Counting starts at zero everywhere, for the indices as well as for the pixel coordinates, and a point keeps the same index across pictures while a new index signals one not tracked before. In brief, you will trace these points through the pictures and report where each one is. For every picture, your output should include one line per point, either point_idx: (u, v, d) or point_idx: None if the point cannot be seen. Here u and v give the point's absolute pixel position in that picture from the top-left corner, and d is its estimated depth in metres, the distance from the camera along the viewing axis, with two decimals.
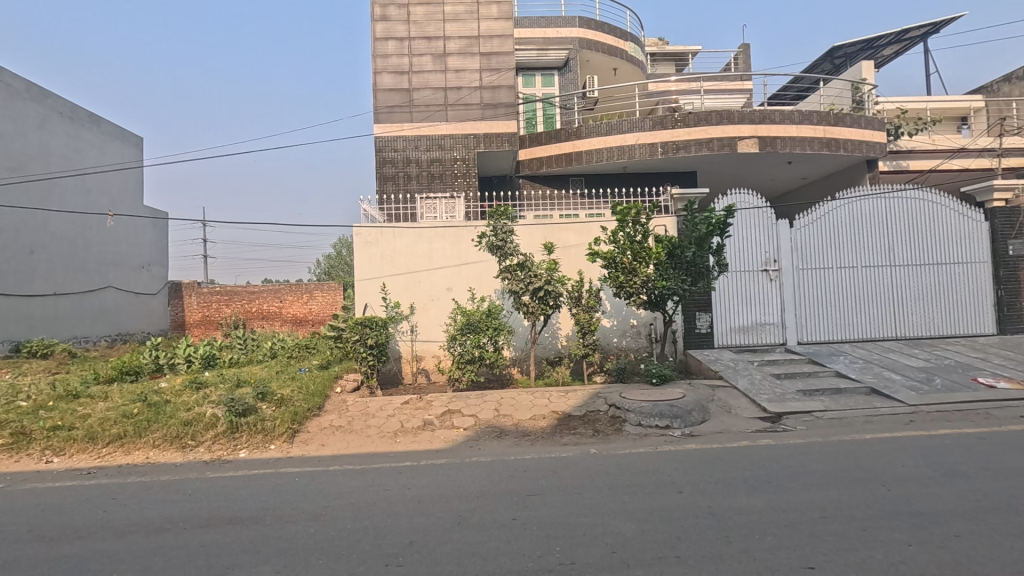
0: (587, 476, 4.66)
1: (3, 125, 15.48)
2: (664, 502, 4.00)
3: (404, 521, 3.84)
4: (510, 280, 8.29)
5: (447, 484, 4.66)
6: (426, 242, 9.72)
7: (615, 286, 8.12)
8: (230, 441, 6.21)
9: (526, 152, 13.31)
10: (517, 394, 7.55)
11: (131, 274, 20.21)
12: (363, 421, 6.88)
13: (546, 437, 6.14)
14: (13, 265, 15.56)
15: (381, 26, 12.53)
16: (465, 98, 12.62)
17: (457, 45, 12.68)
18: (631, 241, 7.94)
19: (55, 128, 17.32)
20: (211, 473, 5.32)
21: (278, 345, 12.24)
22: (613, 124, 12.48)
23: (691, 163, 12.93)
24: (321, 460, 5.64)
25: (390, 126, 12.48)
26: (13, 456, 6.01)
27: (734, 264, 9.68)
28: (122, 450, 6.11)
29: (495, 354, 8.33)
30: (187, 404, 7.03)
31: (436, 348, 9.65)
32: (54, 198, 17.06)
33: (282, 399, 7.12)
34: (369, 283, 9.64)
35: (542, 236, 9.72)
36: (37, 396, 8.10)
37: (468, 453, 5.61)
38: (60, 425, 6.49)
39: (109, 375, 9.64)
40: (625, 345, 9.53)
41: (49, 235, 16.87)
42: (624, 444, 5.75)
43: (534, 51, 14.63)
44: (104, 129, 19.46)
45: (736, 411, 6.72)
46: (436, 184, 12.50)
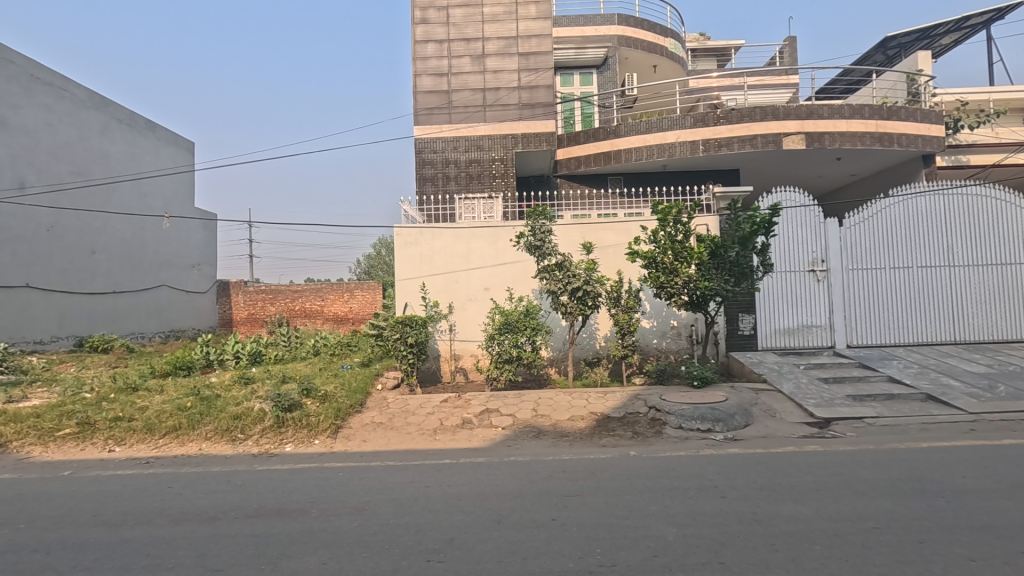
0: (626, 479, 4.62)
1: (68, 132, 16.48)
2: (707, 507, 3.92)
3: (444, 518, 3.90)
4: (548, 280, 8.27)
5: (485, 482, 4.69)
6: (465, 242, 9.80)
7: (655, 286, 8.00)
8: (278, 434, 6.42)
9: (564, 151, 13.26)
10: (555, 395, 7.54)
11: (184, 273, 21.18)
12: (403, 418, 6.99)
13: (585, 438, 6.10)
14: (76, 264, 16.52)
15: (421, 29, 12.73)
16: (503, 98, 12.68)
17: (496, 46, 12.75)
18: (672, 241, 7.81)
19: (116, 134, 18.31)
20: (259, 465, 5.52)
21: (321, 343, 12.58)
22: (653, 122, 12.31)
23: (733, 161, 12.63)
24: (363, 456, 5.76)
25: (430, 128, 12.65)
26: (79, 444, 6.40)
27: (780, 264, 9.39)
28: (176, 441, 6.41)
29: (533, 354, 8.34)
30: (236, 399, 7.31)
31: (474, 347, 9.73)
32: (114, 201, 18.02)
33: (326, 395, 7.32)
34: (409, 283, 9.81)
35: (580, 236, 9.68)
36: (99, 388, 8.58)
37: (507, 452, 5.64)
38: (121, 416, 6.86)
39: (163, 369, 10.11)
40: (665, 347, 9.39)
41: (110, 236, 17.82)
42: (664, 447, 5.66)
43: (572, 50, 14.58)
44: (159, 135, 20.47)
45: (781, 416, 6.52)
46: (475, 185, 12.58)
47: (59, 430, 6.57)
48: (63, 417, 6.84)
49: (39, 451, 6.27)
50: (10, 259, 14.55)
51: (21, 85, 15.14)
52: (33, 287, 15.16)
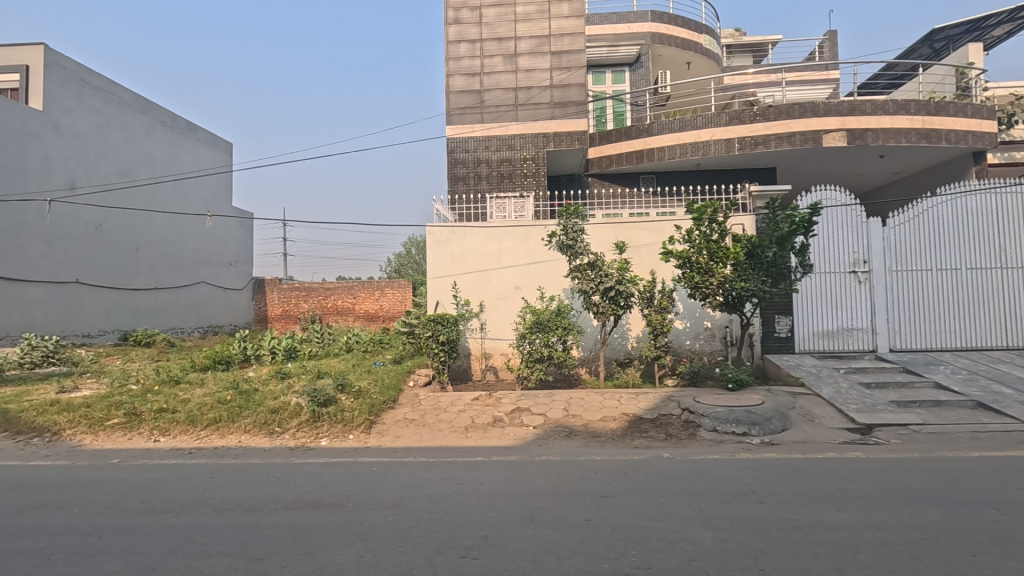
0: (660, 481, 4.56)
1: (115, 134, 17.16)
2: (744, 512, 3.85)
3: (478, 515, 3.92)
4: (579, 280, 8.23)
5: (518, 481, 4.69)
6: (496, 242, 9.83)
7: (689, 286, 7.87)
8: (314, 429, 6.57)
9: (595, 150, 13.15)
10: (587, 395, 7.50)
11: (221, 270, 21.82)
12: (435, 415, 7.06)
13: (617, 439, 6.06)
14: (121, 261, 17.20)
15: (453, 29, 12.84)
16: (535, 97, 12.67)
17: (528, 45, 12.74)
18: (707, 241, 7.67)
19: (159, 136, 19.00)
20: (296, 459, 5.65)
21: (353, 340, 12.80)
22: (686, 120, 12.14)
23: (769, 159, 12.35)
24: (395, 452, 5.84)
25: (462, 128, 12.74)
26: (127, 434, 6.66)
27: (820, 266, 9.14)
28: (217, 433, 6.61)
29: (564, 354, 8.31)
30: (273, 393, 7.49)
31: (505, 346, 9.75)
32: (156, 200, 18.69)
33: (359, 391, 7.44)
34: (440, 281, 9.89)
35: (613, 235, 9.60)
36: (144, 380, 8.92)
37: (538, 451, 5.63)
38: (165, 407, 7.11)
39: (203, 363, 10.44)
40: (698, 348, 9.24)
41: (152, 234, 18.48)
42: (698, 450, 5.57)
43: (605, 48, 14.46)
44: (199, 136, 21.16)
45: (820, 421, 6.34)
46: (506, 184, 12.58)
47: (108, 420, 6.87)
48: (112, 407, 7.14)
49: (90, 440, 6.55)
50: (61, 256, 15.25)
51: (72, 89, 15.84)
52: (82, 283, 15.86)
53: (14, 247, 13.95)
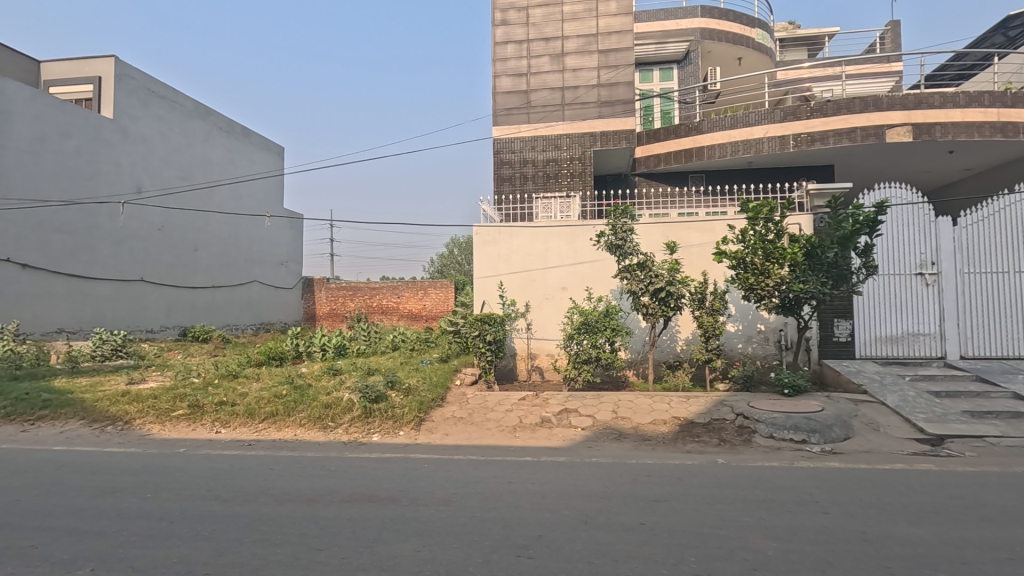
0: (716, 487, 4.43)
1: (177, 140, 18.07)
2: (809, 522, 3.70)
3: (531, 516, 3.90)
4: (628, 280, 8.12)
5: (570, 481, 4.67)
6: (542, 242, 9.82)
7: (744, 288, 7.63)
8: (365, 424, 6.72)
9: (643, 148, 12.97)
10: (636, 397, 7.39)
11: (273, 269, 22.65)
12: (482, 413, 7.11)
13: (668, 443, 5.95)
14: (181, 260, 18.10)
15: (501, 30, 12.97)
16: (582, 96, 12.60)
17: (575, 44, 12.68)
18: (763, 240, 7.41)
19: (216, 141, 19.89)
20: (350, 453, 5.80)
21: (399, 339, 13.05)
22: (738, 117, 11.83)
23: (827, 157, 11.87)
24: (445, 449, 5.89)
25: (508, 129, 12.81)
26: (191, 425, 7.00)
27: (883, 268, 8.72)
28: (274, 426, 6.85)
29: (612, 355, 8.20)
30: (326, 389, 7.71)
31: (551, 347, 9.72)
32: (213, 202, 19.58)
33: (409, 389, 7.55)
34: (486, 281, 9.96)
35: (661, 235, 9.46)
36: (205, 374, 9.35)
37: (587, 453, 5.58)
38: (225, 400, 7.43)
39: (259, 359, 10.87)
40: (751, 352, 8.97)
41: (210, 235, 19.35)
42: (754, 456, 5.40)
43: (652, 45, 14.27)
44: (254, 141, 22.05)
45: (886, 430, 6.04)
46: (552, 184, 12.52)
47: (173, 411, 7.23)
48: (176, 399, 7.52)
49: (158, 429, 6.91)
50: (128, 255, 16.18)
51: (139, 97, 16.77)
52: (147, 282, 16.81)
53: (86, 247, 14.91)
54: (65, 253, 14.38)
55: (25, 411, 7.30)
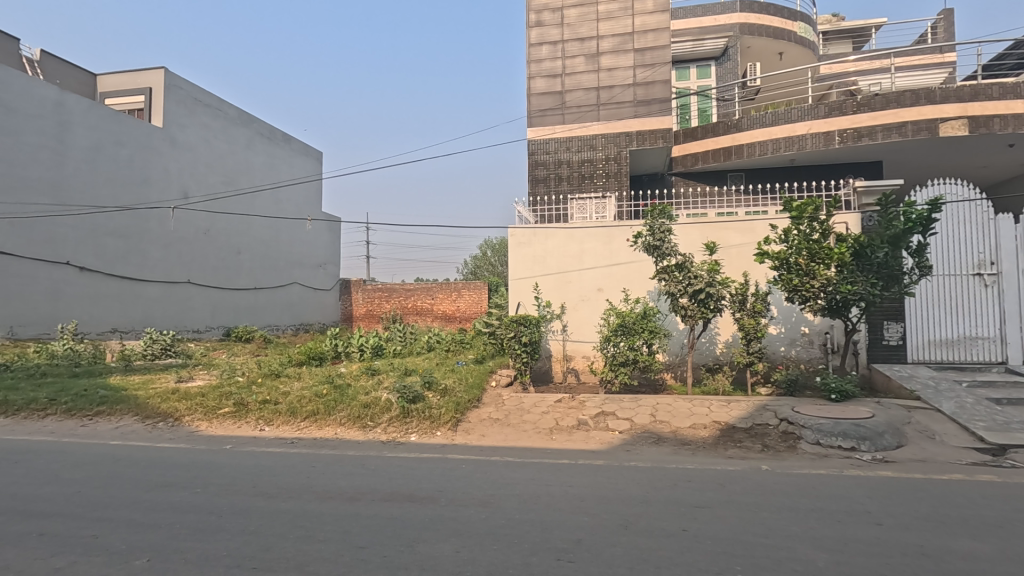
0: (761, 494, 4.30)
1: (221, 147, 18.73)
2: (861, 533, 3.55)
3: (570, 519, 3.87)
4: (666, 281, 7.99)
5: (608, 485, 4.62)
6: (578, 243, 9.76)
7: (787, 289, 7.40)
8: (403, 424, 6.80)
9: (679, 147, 12.77)
10: (674, 400, 7.25)
11: (312, 271, 23.23)
12: (519, 415, 7.10)
13: (708, 448, 5.82)
14: (225, 262, 18.76)
15: (535, 32, 12.99)
16: (617, 96, 12.48)
17: (611, 43, 12.57)
18: (808, 240, 7.18)
19: (258, 147, 20.53)
20: (388, 452, 5.88)
21: (434, 339, 13.18)
22: (780, 113, 11.50)
23: (875, 152, 11.42)
24: (482, 450, 5.90)
25: (543, 129, 12.80)
26: (236, 422, 7.22)
27: (937, 268, 8.34)
28: (316, 424, 7.01)
29: (649, 358, 8.08)
30: (364, 389, 7.83)
31: (587, 349, 9.64)
32: (256, 207, 20.22)
33: (446, 389, 7.63)
34: (522, 283, 9.96)
35: (700, 236, 9.27)
36: (249, 373, 9.65)
37: (625, 457, 5.50)
38: (268, 399, 7.65)
39: (299, 358, 11.15)
40: (795, 356, 8.70)
41: (252, 238, 19.99)
42: (801, 464, 5.22)
43: (689, 42, 14.04)
44: (294, 146, 22.66)
45: (942, 439, 5.75)
46: (587, 184, 12.40)
47: (220, 409, 7.48)
48: (223, 397, 7.79)
49: (206, 426, 7.16)
50: (176, 258, 16.87)
51: (186, 106, 17.44)
52: (193, 283, 17.49)
53: (137, 251, 15.61)
54: (118, 256, 15.10)
55: (84, 406, 7.67)
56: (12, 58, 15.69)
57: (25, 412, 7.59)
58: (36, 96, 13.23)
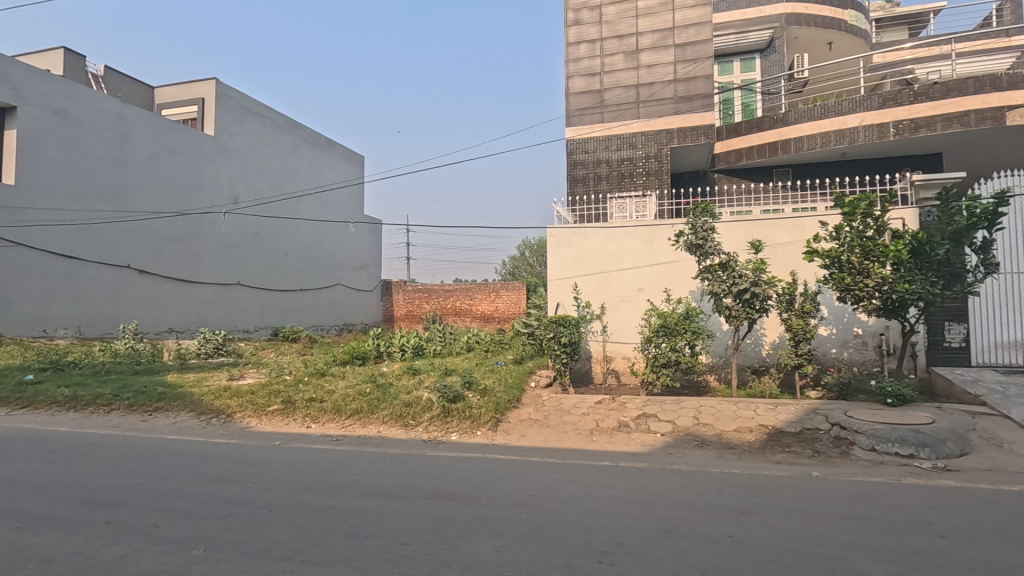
0: (811, 501, 4.14)
1: (268, 153, 19.42)
2: (921, 545, 3.37)
3: (612, 522, 3.83)
4: (709, 280, 7.80)
5: (650, 488, 4.55)
6: (618, 242, 9.65)
7: (839, 288, 7.10)
8: (444, 423, 6.88)
9: (723, 144, 12.48)
10: (718, 403, 7.07)
11: (354, 273, 23.80)
12: (559, 416, 7.07)
13: (755, 452, 5.66)
14: (273, 264, 19.45)
15: (573, 31, 12.93)
16: (658, 93, 12.27)
17: (651, 40, 12.38)
18: (861, 237, 6.88)
19: (304, 153, 21.18)
20: (429, 451, 5.96)
21: (473, 339, 13.28)
22: (829, 106, 11.07)
23: (934, 144, 10.83)
24: (522, 451, 5.91)
25: (582, 129, 12.72)
26: (285, 419, 7.47)
27: (1005, 265, 7.87)
28: (359, 422, 7.17)
29: (692, 359, 7.90)
30: (407, 388, 7.96)
31: (628, 350, 9.51)
32: (301, 211, 20.87)
33: (485, 389, 7.67)
34: (561, 283, 9.92)
35: (745, 234, 9.01)
36: (296, 372, 9.97)
37: (668, 460, 5.39)
38: (314, 397, 7.88)
39: (344, 358, 11.44)
40: (847, 358, 8.35)
41: (298, 241, 20.64)
42: (855, 471, 5.00)
43: (733, 35, 13.68)
44: (337, 151, 23.28)
45: (1011, 447, 5.40)
46: (626, 183, 12.25)
47: (269, 406, 7.76)
48: (271, 395, 8.08)
49: (256, 422, 7.43)
50: (228, 261, 17.60)
51: (236, 115, 18.16)
52: (243, 285, 18.21)
53: (192, 254, 16.37)
54: (175, 260, 15.87)
55: (145, 402, 8.08)
56: (79, 74, 16.71)
57: (92, 406, 8.05)
58: (101, 109, 14.04)
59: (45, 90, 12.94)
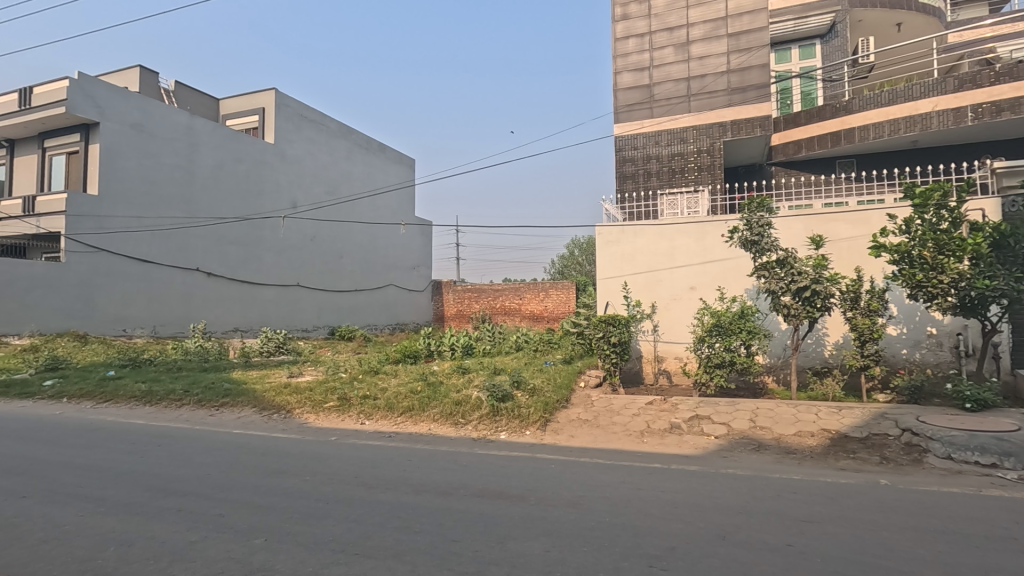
0: (878, 512, 3.91)
1: (324, 159, 20.15)
2: (1006, 562, 3.12)
3: (663, 525, 3.74)
4: (766, 278, 7.50)
5: (704, 492, 4.41)
6: (668, 240, 9.43)
7: (910, 285, 6.66)
8: (493, 422, 6.93)
9: (780, 135, 12.01)
10: (777, 406, 6.78)
11: (406, 274, 24.35)
12: (609, 417, 6.98)
13: (816, 458, 5.40)
14: (330, 266, 20.16)
15: (621, 25, 12.74)
16: (710, 85, 11.91)
17: (702, 30, 12.03)
18: (934, 231, 6.42)
19: (357, 157, 21.84)
20: (479, 449, 6.02)
21: (522, 339, 13.29)
22: (898, 91, 10.45)
23: (1019, 128, 10.00)
24: (571, 451, 5.87)
25: (630, 125, 12.49)
26: (340, 415, 7.72)
27: None
28: (411, 420, 7.32)
29: (748, 359, 7.62)
30: (457, 387, 8.08)
31: (680, 350, 9.29)
32: (355, 214, 21.54)
33: (534, 389, 7.66)
34: (611, 282, 9.79)
35: (804, 229, 8.62)
36: (351, 369, 10.29)
37: (722, 464, 5.22)
38: (367, 394, 8.13)
39: (396, 356, 11.73)
40: (919, 359, 7.85)
41: (353, 243, 21.31)
42: (928, 480, 4.68)
43: (791, 22, 13.10)
44: (390, 155, 23.88)
45: None
46: (677, 179, 11.93)
47: (326, 403, 8.05)
48: (328, 392, 8.38)
49: (313, 418, 7.71)
50: (288, 263, 18.40)
51: (294, 122, 18.92)
52: (302, 286, 18.98)
53: (254, 257, 17.21)
54: (240, 262, 16.73)
55: (212, 397, 8.55)
56: (152, 90, 17.87)
57: (165, 401, 8.58)
58: (172, 122, 14.95)
59: (123, 106, 13.91)
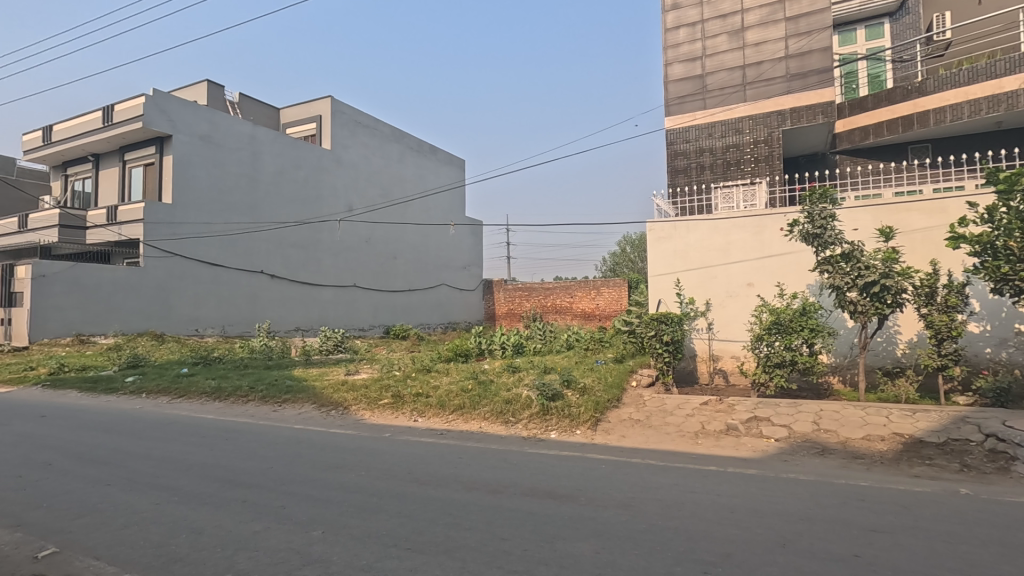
0: (958, 523, 3.62)
1: (377, 162, 20.70)
2: None
3: (719, 530, 3.61)
4: (831, 273, 7.11)
5: (762, 497, 4.23)
6: (723, 234, 9.12)
7: (994, 278, 6.14)
8: (543, 421, 6.92)
9: (845, 122, 11.38)
10: (843, 408, 6.42)
11: (458, 273, 24.69)
12: (661, 417, 6.82)
13: (887, 464, 5.07)
14: (384, 266, 20.73)
15: (672, 15, 12.41)
16: (767, 72, 11.43)
17: (758, 16, 11.56)
18: (1022, 219, 5.88)
19: (409, 160, 22.31)
20: (529, 448, 6.02)
21: (574, 338, 13.17)
22: (979, 69, 9.67)
23: None
24: (622, 451, 5.77)
25: (682, 118, 12.14)
26: (394, 412, 7.91)
27: None
28: (462, 418, 7.41)
29: (811, 359, 7.25)
30: (507, 385, 8.12)
31: (736, 349, 8.96)
32: (408, 215, 22.03)
33: (584, 388, 7.59)
34: (663, 279, 9.57)
35: (873, 220, 8.12)
36: (405, 367, 10.55)
37: (783, 468, 4.99)
38: (420, 392, 8.30)
39: (448, 355, 11.92)
40: (1005, 359, 7.24)
41: (406, 244, 21.80)
42: (1017, 491, 4.30)
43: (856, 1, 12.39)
44: (441, 156, 24.26)
45: None
46: (732, 171, 11.49)
47: (381, 400, 8.29)
48: (382, 389, 8.62)
49: (369, 414, 7.94)
50: (344, 264, 19.03)
51: (348, 128, 19.53)
52: (358, 287, 19.60)
53: (314, 259, 17.91)
54: (300, 264, 17.46)
55: (275, 394, 8.96)
56: (218, 102, 18.89)
57: (232, 397, 9.06)
58: (236, 132, 15.74)
59: (192, 118, 14.76)
